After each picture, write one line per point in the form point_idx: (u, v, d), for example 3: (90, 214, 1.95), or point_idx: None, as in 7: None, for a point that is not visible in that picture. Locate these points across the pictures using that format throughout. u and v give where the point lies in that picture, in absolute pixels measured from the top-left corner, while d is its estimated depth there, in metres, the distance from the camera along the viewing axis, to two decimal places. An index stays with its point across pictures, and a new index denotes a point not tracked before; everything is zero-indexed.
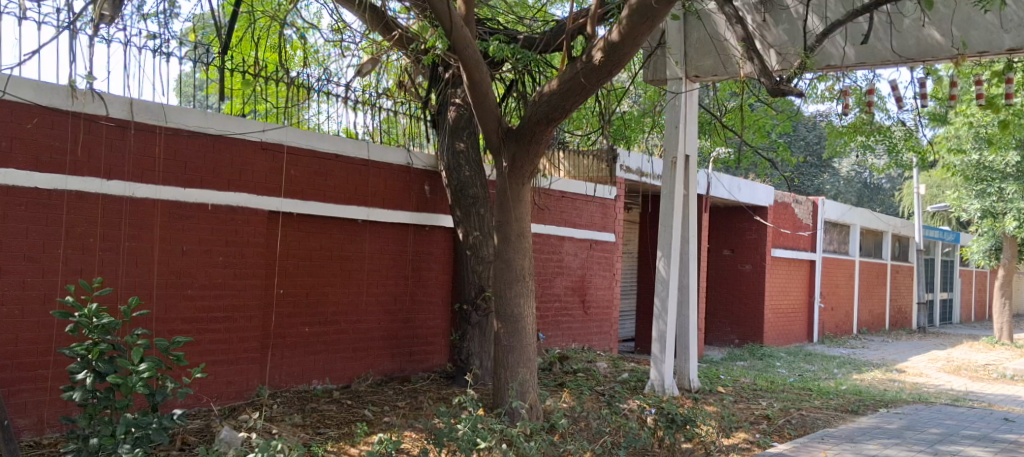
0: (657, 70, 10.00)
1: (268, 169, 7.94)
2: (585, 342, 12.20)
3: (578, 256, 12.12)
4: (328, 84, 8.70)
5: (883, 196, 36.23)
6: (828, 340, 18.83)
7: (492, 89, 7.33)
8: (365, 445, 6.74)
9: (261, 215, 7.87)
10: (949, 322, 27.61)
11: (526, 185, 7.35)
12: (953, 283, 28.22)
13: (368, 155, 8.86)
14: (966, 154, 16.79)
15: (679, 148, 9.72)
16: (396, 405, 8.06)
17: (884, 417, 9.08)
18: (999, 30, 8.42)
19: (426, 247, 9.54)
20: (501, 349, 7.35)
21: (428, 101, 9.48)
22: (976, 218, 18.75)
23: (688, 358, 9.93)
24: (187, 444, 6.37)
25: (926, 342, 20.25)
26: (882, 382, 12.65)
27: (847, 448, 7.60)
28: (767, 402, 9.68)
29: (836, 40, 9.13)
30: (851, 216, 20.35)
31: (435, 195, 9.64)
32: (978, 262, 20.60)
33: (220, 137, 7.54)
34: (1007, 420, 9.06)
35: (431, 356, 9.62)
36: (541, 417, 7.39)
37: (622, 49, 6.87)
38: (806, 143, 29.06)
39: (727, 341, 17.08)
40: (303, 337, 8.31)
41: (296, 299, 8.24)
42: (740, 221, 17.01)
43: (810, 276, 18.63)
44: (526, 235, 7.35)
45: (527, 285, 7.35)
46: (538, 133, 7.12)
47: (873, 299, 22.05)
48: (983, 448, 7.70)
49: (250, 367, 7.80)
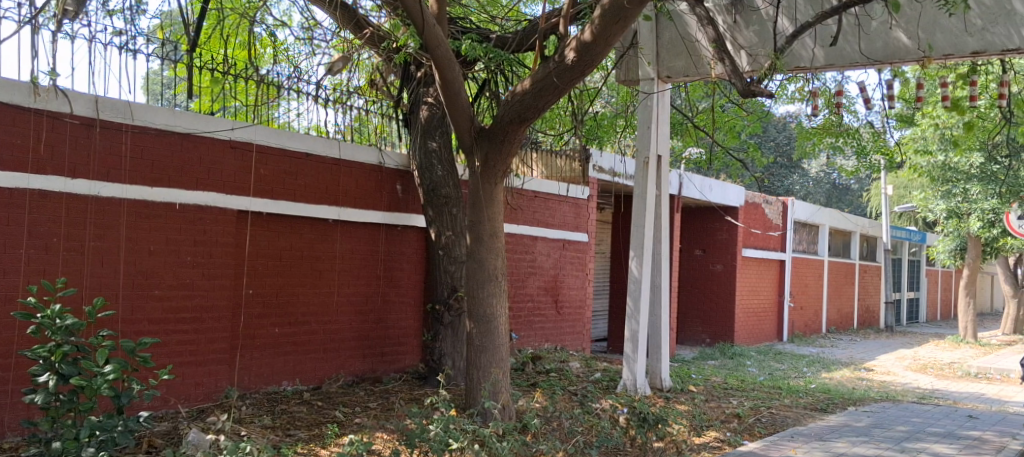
0: (630, 71, 10.05)
1: (237, 168, 7.86)
2: (557, 342, 12.22)
3: (551, 256, 12.13)
4: (300, 82, 8.63)
5: (852, 198, 36.76)
6: (797, 339, 19.01)
7: (464, 88, 7.29)
8: (336, 446, 6.70)
9: (230, 215, 7.79)
10: (915, 321, 28.04)
11: (498, 185, 7.33)
12: (920, 283, 28.65)
13: (339, 155, 8.80)
14: (933, 156, 17.02)
15: (652, 148, 9.77)
16: (367, 406, 8.01)
17: (852, 415, 9.18)
18: (964, 33, 8.55)
19: (398, 247, 9.49)
20: (473, 349, 7.33)
21: (400, 99, 9.44)
22: (942, 218, 19.05)
23: (660, 357, 9.98)
24: (154, 446, 6.29)
25: (894, 341, 20.52)
26: (850, 380, 12.80)
27: (816, 446, 7.67)
28: (738, 401, 9.75)
29: (805, 42, 9.22)
30: (820, 216, 20.58)
31: (408, 194, 9.60)
32: (944, 262, 20.92)
33: (188, 135, 7.46)
34: (971, 417, 9.21)
35: (403, 357, 9.57)
36: (514, 417, 7.39)
37: (595, 48, 6.91)
38: (776, 143, 29.35)
39: (698, 340, 17.19)
40: (273, 338, 8.23)
41: (266, 299, 8.16)
42: (711, 221, 17.13)
43: (780, 276, 18.80)
44: (498, 235, 7.34)
45: (500, 285, 7.34)
46: (511, 132, 7.11)
47: (842, 299, 22.33)
48: (948, 445, 7.82)
49: (219, 368, 7.72)
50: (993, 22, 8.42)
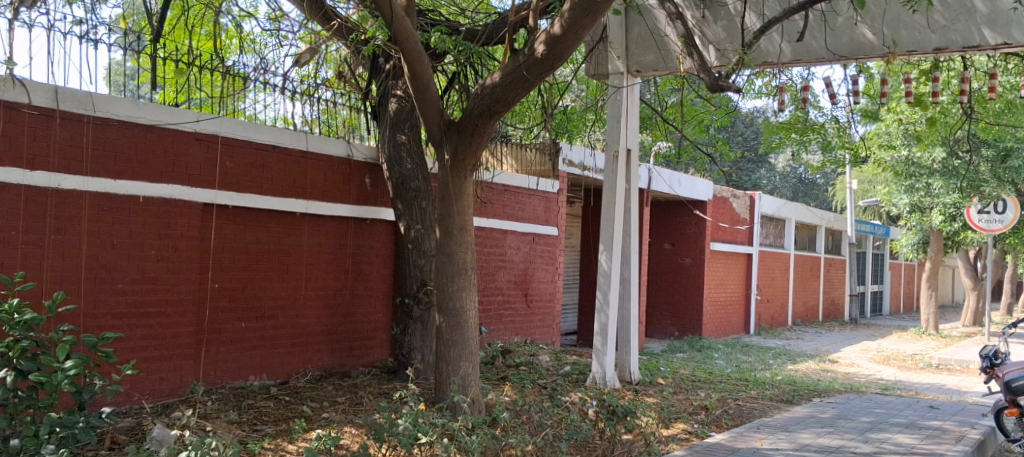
0: (600, 64, 10.07)
1: (202, 160, 7.76)
2: (527, 336, 12.23)
3: (521, 250, 12.13)
4: (266, 74, 8.54)
5: (818, 192, 37.30)
6: (764, 331, 19.22)
7: (434, 81, 7.26)
8: (304, 441, 6.66)
9: (195, 208, 7.69)
10: (879, 313, 28.50)
11: (468, 178, 7.31)
12: (883, 276, 29.09)
13: (307, 147, 8.72)
14: (896, 150, 17.26)
15: (621, 142, 9.80)
16: (336, 400, 7.97)
17: (817, 406, 9.30)
18: (927, 30, 8.68)
19: (367, 240, 9.44)
20: (443, 343, 7.30)
21: (369, 92, 9.38)
22: (905, 212, 19.34)
23: (629, 350, 10.03)
24: (117, 443, 6.21)
25: (858, 334, 20.82)
26: (815, 372, 12.97)
27: (782, 437, 7.76)
28: (705, 393, 9.83)
29: (772, 37, 9.31)
30: (787, 210, 20.80)
31: (377, 188, 9.54)
32: (907, 255, 21.26)
33: (152, 127, 7.35)
34: (933, 407, 9.37)
35: (372, 351, 9.52)
36: (483, 411, 7.39)
37: (564, 42, 6.92)
38: (744, 138, 29.62)
39: (667, 334, 17.31)
40: (239, 332, 8.15)
41: (232, 293, 8.07)
42: (679, 215, 17.24)
43: (747, 270, 18.99)
44: (468, 228, 7.31)
45: (469, 278, 7.32)
46: (481, 125, 7.09)
47: (808, 291, 22.62)
48: (910, 435, 7.95)
49: (184, 363, 7.62)
50: (955, 20, 8.56)
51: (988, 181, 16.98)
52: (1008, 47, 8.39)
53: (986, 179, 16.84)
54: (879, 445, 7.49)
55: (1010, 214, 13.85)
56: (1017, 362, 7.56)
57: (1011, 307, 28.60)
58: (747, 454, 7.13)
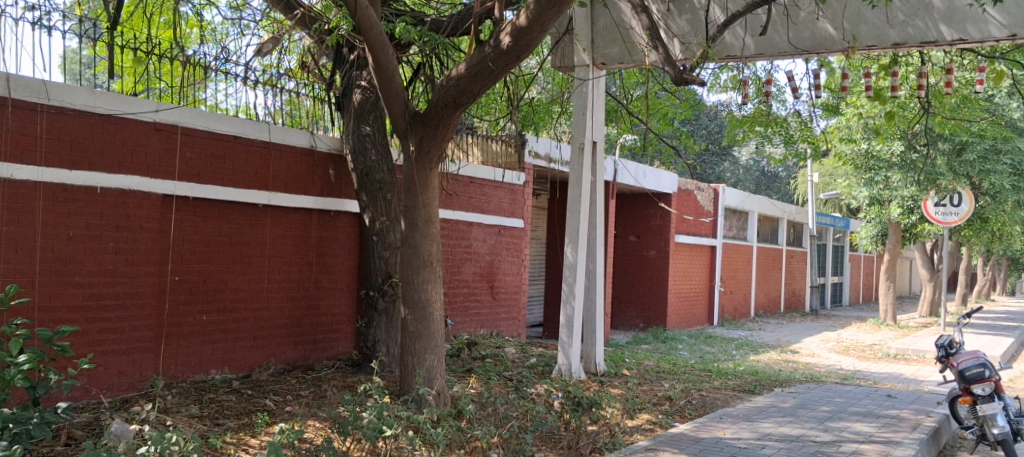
0: (565, 57, 9.97)
1: (161, 150, 7.64)
2: (493, 328, 12.23)
3: (487, 242, 12.12)
4: (227, 63, 8.43)
5: (780, 185, 37.84)
6: (727, 323, 19.42)
7: (398, 72, 7.21)
8: (267, 435, 6.62)
9: (154, 199, 7.57)
10: (839, 304, 28.98)
11: (433, 170, 7.27)
12: (843, 267, 29.55)
13: (269, 137, 8.62)
14: (857, 143, 17.51)
15: (587, 134, 9.82)
16: (299, 394, 7.91)
17: (779, 396, 9.43)
18: (886, 25, 8.78)
19: (331, 233, 9.36)
20: (408, 336, 7.27)
21: (333, 82, 9.31)
22: (864, 205, 19.63)
23: (595, 342, 10.08)
24: (73, 438, 6.11)
25: (819, 324, 21.12)
26: (776, 363, 13.13)
27: (744, 426, 7.86)
28: (670, 384, 9.92)
29: (736, 31, 9.37)
30: (750, 203, 21.00)
31: (341, 179, 9.45)
32: (866, 247, 21.61)
33: (109, 117, 7.23)
34: (890, 396, 9.55)
35: (336, 344, 9.46)
36: (448, 403, 7.38)
37: (530, 33, 6.90)
38: (708, 131, 29.87)
39: (632, 325, 17.43)
40: (200, 325, 8.05)
41: (193, 286, 7.97)
42: (645, 208, 17.33)
43: (711, 262, 19.18)
44: (433, 220, 7.27)
45: (435, 271, 7.28)
46: (446, 117, 7.06)
47: (770, 283, 22.90)
48: (869, 423, 8.09)
49: (143, 357, 7.51)
50: (913, 15, 8.67)
51: (945, 174, 17.32)
52: (963, 43, 8.56)
53: (942, 173, 17.16)
54: (838, 434, 7.61)
55: (965, 207, 14.05)
56: (970, 351, 7.63)
57: (966, 298, 29.24)
58: (710, 444, 7.21)
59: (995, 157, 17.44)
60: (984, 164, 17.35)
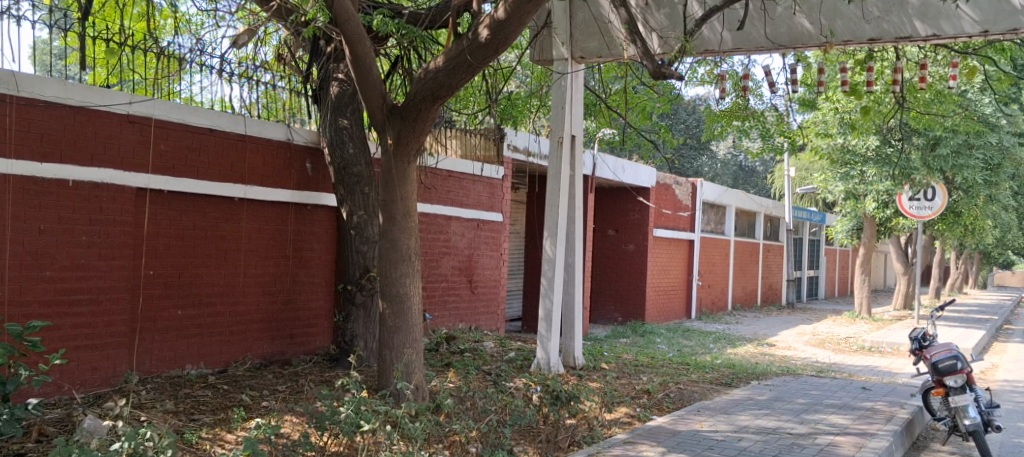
0: (544, 51, 10.04)
1: (135, 142, 7.54)
2: (471, 322, 12.21)
3: (465, 236, 12.09)
4: (202, 55, 8.34)
5: (757, 179, 38.12)
6: (704, 316, 19.53)
7: (376, 65, 7.15)
8: (243, 430, 6.57)
9: (128, 192, 7.49)
10: (815, 297, 29.26)
11: (411, 163, 7.23)
12: (819, 261, 29.80)
13: (245, 130, 8.54)
14: (833, 138, 17.65)
15: (566, 128, 9.80)
16: (276, 389, 7.85)
17: (755, 389, 9.49)
18: (862, 20, 8.86)
19: (308, 226, 9.29)
20: (386, 330, 7.23)
21: (310, 75, 9.28)
22: (840, 199, 19.78)
23: (573, 336, 10.09)
24: (45, 435, 6.02)
25: (796, 318, 21.30)
26: (753, 356, 13.22)
27: (721, 419, 7.90)
28: (648, 377, 9.95)
29: (714, 25, 9.41)
30: (727, 197, 21.11)
31: (318, 172, 9.38)
32: (842, 241, 21.79)
33: (81, 108, 7.13)
34: (865, 388, 9.64)
35: (313, 338, 9.40)
36: (427, 398, 7.36)
37: (509, 26, 6.92)
38: (686, 126, 29.97)
39: (610, 319, 17.47)
40: (175, 320, 7.98)
41: (167, 280, 7.89)
42: (623, 202, 17.37)
43: (689, 256, 19.27)
44: (412, 214, 7.23)
45: (413, 265, 7.25)
46: (424, 110, 7.01)
47: (747, 277, 23.04)
48: (844, 415, 8.17)
49: (117, 352, 7.43)
50: (888, 11, 8.77)
51: (919, 168, 17.50)
52: (937, 39, 8.63)
53: (916, 167, 17.35)
54: (814, 426, 7.68)
55: (938, 201, 14.20)
56: (943, 344, 7.72)
57: (940, 291, 29.62)
58: (687, 437, 7.24)
59: (968, 151, 17.64)
60: (957, 159, 17.54)
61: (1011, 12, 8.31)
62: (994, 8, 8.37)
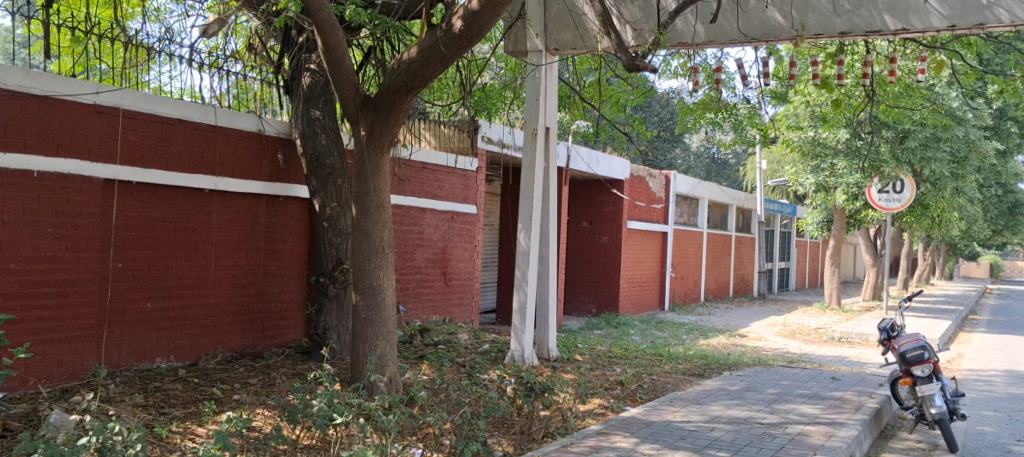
0: (518, 42, 10.10)
1: (102, 133, 7.44)
2: (446, 314, 12.19)
3: (439, 228, 12.06)
4: (172, 44, 8.23)
5: (730, 171, 38.46)
6: (677, 308, 19.65)
7: (348, 55, 7.09)
8: (214, 424, 6.51)
9: (95, 183, 7.38)
10: (786, 288, 29.56)
11: (385, 155, 7.18)
12: (790, 253, 30.10)
13: (215, 121, 8.43)
14: (804, 131, 17.82)
15: (540, 119, 9.78)
16: (248, 382, 7.79)
17: (728, 380, 9.57)
18: (833, 14, 8.92)
19: (279, 218, 9.20)
20: (359, 322, 7.19)
21: (281, 65, 9.23)
22: (811, 192, 19.96)
23: (548, 328, 10.09)
24: (10, 430, 5.95)
25: (767, 309, 21.51)
26: (725, 347, 13.32)
27: (693, 409, 7.96)
28: (621, 368, 9.99)
29: (687, 18, 9.44)
30: (700, 189, 21.21)
31: (290, 164, 9.28)
32: (812, 233, 22.02)
33: (46, 98, 7.01)
34: (835, 378, 9.75)
35: (286, 331, 9.33)
36: (400, 390, 7.34)
37: (482, 17, 6.90)
38: (659, 118, 30.10)
39: (585, 311, 17.52)
40: (145, 313, 7.89)
41: (137, 273, 7.80)
42: (598, 194, 17.41)
43: (662, 247, 19.36)
44: (385, 206, 7.19)
45: (386, 257, 7.21)
46: (397, 101, 6.97)
47: (720, 269, 23.20)
48: (814, 405, 8.26)
49: (85, 345, 7.33)
50: (859, 5, 8.82)
51: (888, 161, 17.73)
52: (906, 33, 8.71)
53: (885, 160, 17.61)
54: (785, 416, 7.75)
55: (907, 194, 14.36)
56: (910, 334, 7.83)
57: (907, 282, 30.02)
58: (660, 427, 7.28)
59: (936, 144, 17.86)
60: (925, 151, 17.76)
61: (978, 7, 8.40)
62: (961, 3, 8.47)
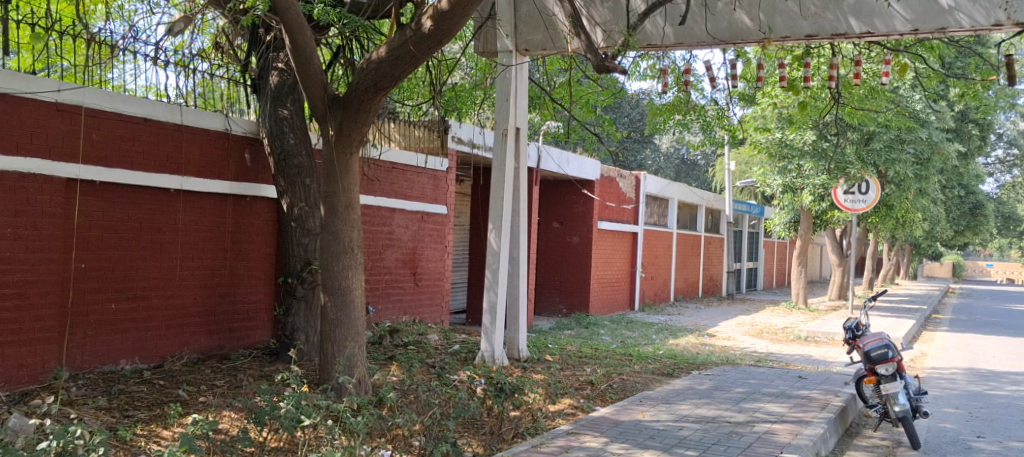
0: (489, 42, 10.17)
1: (64, 131, 7.32)
2: (416, 314, 12.15)
3: (409, 228, 12.01)
4: (136, 42, 8.11)
5: (699, 172, 38.81)
6: (647, 307, 19.75)
7: (317, 54, 7.03)
8: (180, 426, 6.42)
9: (57, 183, 7.25)
10: (753, 288, 29.85)
11: (354, 155, 7.12)
12: (758, 253, 30.40)
13: (181, 120, 8.33)
14: (772, 133, 18.01)
15: (510, 120, 9.77)
16: (214, 384, 7.70)
17: (696, 379, 9.64)
18: (800, 17, 9.01)
19: (247, 218, 9.10)
20: (328, 323, 7.13)
21: (248, 64, 9.20)
22: (778, 193, 20.16)
23: (518, 328, 10.09)
24: None
25: (735, 308, 21.68)
26: (694, 346, 13.42)
27: (662, 408, 8.00)
28: (591, 369, 10.02)
29: (656, 20, 9.49)
30: (670, 190, 21.35)
31: (257, 163, 9.18)
32: (779, 233, 22.25)
33: (6, 95, 6.88)
34: (801, 377, 9.86)
35: (253, 332, 9.25)
36: (370, 391, 7.30)
37: (452, 17, 6.89)
38: (630, 119, 30.29)
39: (555, 311, 17.53)
40: (109, 314, 7.77)
41: (101, 273, 7.69)
42: (568, 194, 17.46)
43: (632, 248, 19.46)
44: (354, 206, 7.14)
45: (355, 257, 7.16)
46: (367, 101, 6.92)
47: (689, 269, 23.36)
48: (780, 403, 8.33)
49: (45, 348, 7.20)
50: (824, 8, 8.91)
51: (853, 162, 17.97)
52: (870, 37, 8.84)
53: (850, 161, 17.89)
54: (752, 414, 7.82)
55: (872, 195, 14.56)
56: (874, 333, 7.93)
57: (873, 282, 30.41)
58: (629, 426, 7.31)
59: (900, 146, 18.16)
60: (890, 153, 18.05)
61: (939, 11, 8.54)
62: (923, 7, 8.59)
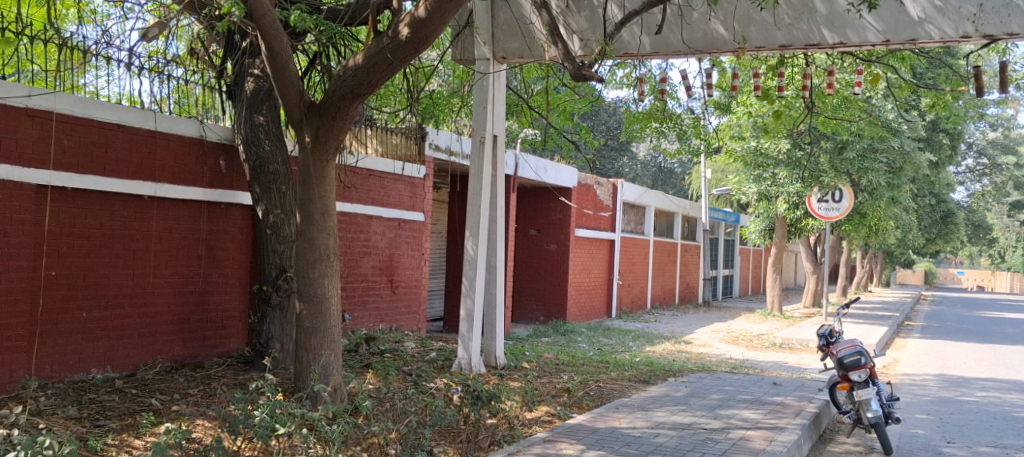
0: (466, 50, 10.17)
1: (35, 138, 7.24)
2: (392, 322, 12.10)
3: (386, 235, 11.97)
4: (109, 47, 8.04)
5: (676, 180, 39.03)
6: (624, 315, 19.79)
7: (293, 60, 7.01)
8: (152, 435, 6.35)
9: (27, 189, 7.16)
10: (729, 295, 30.02)
11: (330, 162, 7.08)
12: (733, 261, 30.59)
13: (155, 126, 8.26)
14: (747, 141, 18.16)
15: (488, 127, 9.75)
16: (187, 392, 7.62)
17: (672, 386, 9.68)
18: (774, 28, 9.09)
19: (221, 226, 9.03)
20: (303, 331, 7.09)
21: (223, 70, 9.16)
22: (754, 201, 20.33)
23: (495, 335, 10.08)
24: None
25: (711, 316, 21.78)
26: (670, 353, 13.46)
27: (638, 416, 8.02)
28: (568, 376, 10.02)
29: (633, 29, 9.53)
30: (646, 198, 21.46)
31: (232, 170, 9.12)
32: (754, 241, 22.40)
33: None
34: (776, 384, 9.93)
35: (227, 340, 9.17)
36: (345, 399, 7.24)
37: (429, 25, 6.90)
38: (607, 127, 30.43)
39: (532, 318, 17.51)
40: (80, 323, 7.68)
41: (71, 281, 7.59)
42: (545, 201, 17.50)
43: (609, 255, 19.51)
44: (330, 213, 7.10)
45: (331, 265, 7.12)
46: (343, 108, 6.89)
47: (665, 276, 23.45)
48: (756, 410, 8.38)
49: (15, 357, 7.10)
50: (798, 19, 9.00)
51: (826, 171, 18.16)
52: (843, 47, 8.93)
53: (824, 170, 18.07)
54: (728, 421, 7.86)
55: (845, 203, 14.70)
56: (848, 340, 8.00)
57: (846, 289, 30.67)
58: (605, 434, 7.32)
59: (872, 155, 18.38)
60: (863, 162, 18.27)
61: (910, 23, 8.64)
62: (894, 19, 8.71)
